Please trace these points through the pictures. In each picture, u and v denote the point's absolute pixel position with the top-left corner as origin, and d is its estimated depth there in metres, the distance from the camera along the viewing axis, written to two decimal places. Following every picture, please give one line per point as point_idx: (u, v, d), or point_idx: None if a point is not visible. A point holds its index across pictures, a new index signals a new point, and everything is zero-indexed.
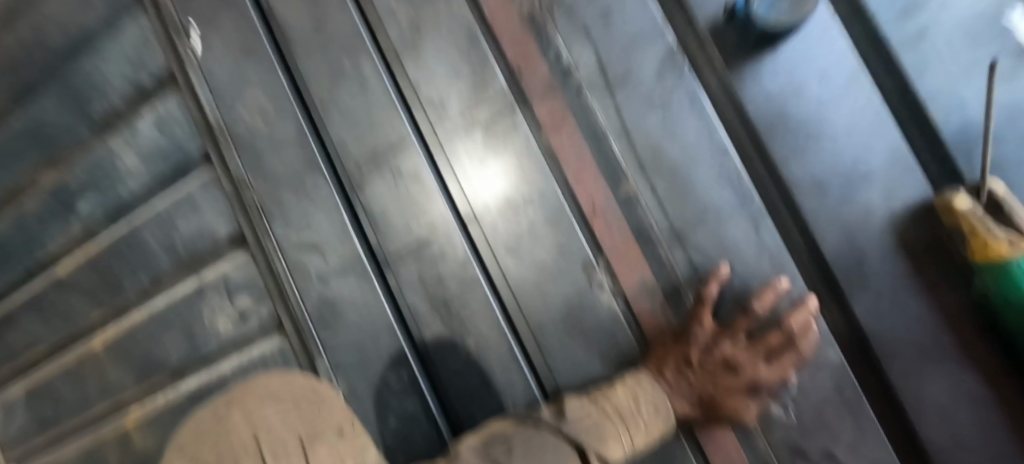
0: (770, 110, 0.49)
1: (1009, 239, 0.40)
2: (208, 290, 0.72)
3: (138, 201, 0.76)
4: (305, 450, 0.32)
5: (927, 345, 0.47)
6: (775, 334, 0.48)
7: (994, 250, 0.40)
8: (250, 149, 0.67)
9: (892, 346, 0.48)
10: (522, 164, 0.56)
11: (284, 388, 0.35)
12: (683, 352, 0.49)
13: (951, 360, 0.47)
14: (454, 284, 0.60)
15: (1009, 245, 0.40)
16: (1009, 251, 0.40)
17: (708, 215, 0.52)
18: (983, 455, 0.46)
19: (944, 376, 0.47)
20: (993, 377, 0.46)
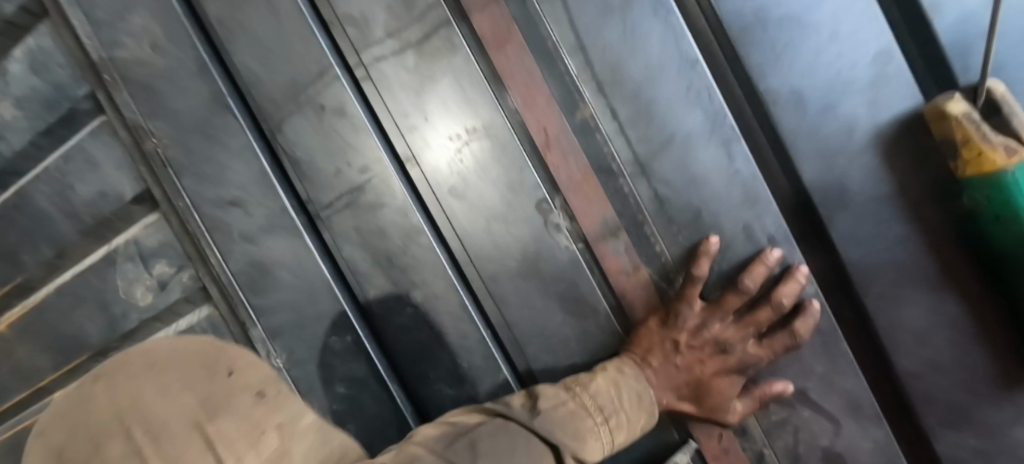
0: (743, 12, 0.42)
1: (1006, 147, 0.35)
2: (119, 258, 0.64)
3: (25, 159, 0.65)
4: (207, 420, 0.29)
5: (906, 269, 0.44)
6: (764, 311, 0.45)
7: (989, 162, 0.36)
8: (147, 91, 0.57)
9: (868, 271, 0.45)
10: (463, 91, 0.48)
11: (170, 353, 0.31)
12: (672, 335, 0.47)
13: (930, 283, 0.44)
14: (396, 234, 0.53)
15: (1006, 154, 0.35)
16: (1005, 161, 0.35)
17: (675, 140, 0.45)
18: (959, 379, 0.44)
19: (922, 299, 0.44)
20: (975, 299, 0.43)
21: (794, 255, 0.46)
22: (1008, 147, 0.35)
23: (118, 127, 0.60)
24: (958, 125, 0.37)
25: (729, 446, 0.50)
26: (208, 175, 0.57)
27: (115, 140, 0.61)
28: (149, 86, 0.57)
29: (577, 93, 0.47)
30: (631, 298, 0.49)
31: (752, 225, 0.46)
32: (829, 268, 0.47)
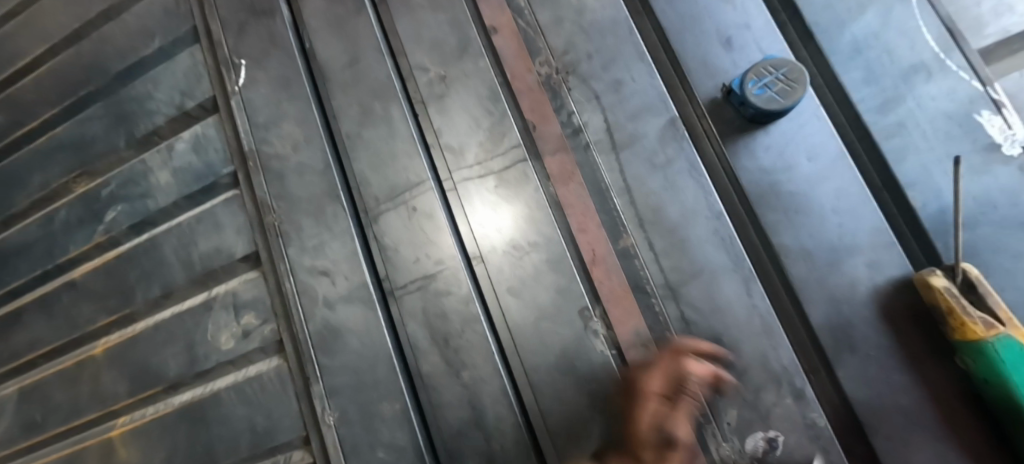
0: (760, 181, 0.54)
1: (985, 321, 0.42)
2: (216, 305, 0.75)
3: (164, 215, 0.81)
4: None
5: (917, 416, 0.48)
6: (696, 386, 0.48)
7: (972, 332, 0.43)
8: (278, 178, 0.73)
9: (879, 414, 0.48)
10: (529, 211, 0.60)
11: None
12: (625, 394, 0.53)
13: (940, 433, 0.47)
14: (455, 319, 0.62)
15: (985, 327, 0.42)
16: (984, 332, 0.42)
17: (702, 273, 0.54)
18: None
19: (936, 450, 0.47)
20: (988, 455, 0.45)
21: (805, 387, 0.51)
22: (986, 322, 0.42)
23: (247, 201, 0.75)
24: (942, 296, 0.45)
25: None
26: (309, 248, 0.69)
27: (242, 211, 0.75)
28: (280, 174, 0.73)
29: (622, 225, 0.58)
30: None
31: (768, 354, 0.52)
32: (842, 410, 0.50)
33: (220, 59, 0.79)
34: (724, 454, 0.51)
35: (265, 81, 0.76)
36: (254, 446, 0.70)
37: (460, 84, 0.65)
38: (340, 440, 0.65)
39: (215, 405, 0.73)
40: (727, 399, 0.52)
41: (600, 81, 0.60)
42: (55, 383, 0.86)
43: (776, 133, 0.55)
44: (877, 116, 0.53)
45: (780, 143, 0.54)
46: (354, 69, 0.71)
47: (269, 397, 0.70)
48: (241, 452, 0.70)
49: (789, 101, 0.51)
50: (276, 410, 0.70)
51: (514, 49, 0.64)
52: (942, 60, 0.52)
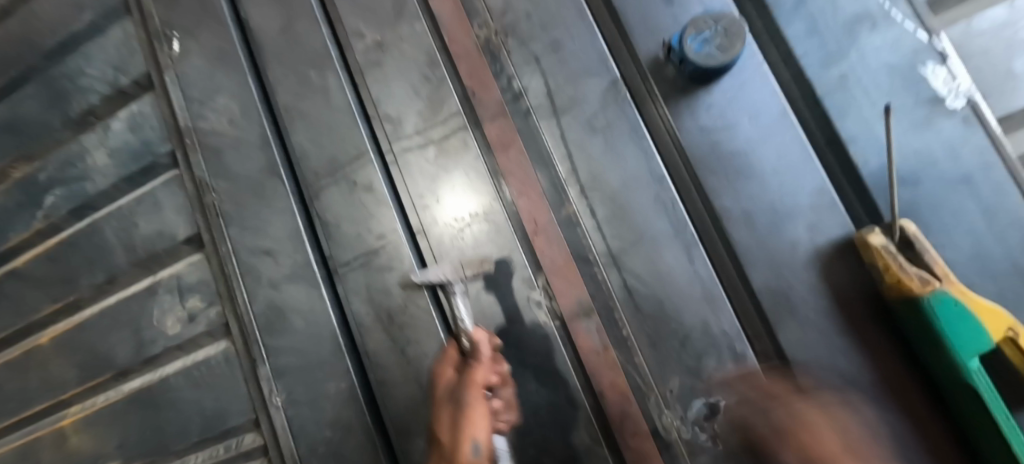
0: (701, 142, 0.52)
1: (921, 277, 0.41)
2: (161, 289, 0.73)
3: (103, 198, 0.78)
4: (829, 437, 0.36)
5: (854, 376, 0.47)
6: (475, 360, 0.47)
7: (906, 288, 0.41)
8: (216, 155, 0.70)
9: (817, 376, 0.48)
10: (470, 182, 0.58)
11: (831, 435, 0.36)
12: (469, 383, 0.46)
13: (877, 393, 0.46)
14: (400, 295, 0.60)
15: (920, 283, 0.41)
16: (921, 287, 0.41)
17: (643, 239, 0.53)
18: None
19: (872, 409, 0.46)
20: (920, 414, 0.45)
21: (746, 350, 0.51)
22: (921, 278, 0.41)
23: (186, 180, 0.72)
24: (878, 254, 0.44)
25: None
26: (250, 227, 0.67)
27: (181, 191, 0.72)
28: (218, 151, 0.70)
29: (564, 192, 0.56)
30: (598, 374, 0.53)
31: (709, 320, 0.51)
32: None
33: (152, 32, 0.75)
34: (668, 421, 0.51)
35: (199, 54, 0.72)
36: (205, 430, 0.69)
37: (397, 50, 0.62)
38: (289, 421, 0.64)
39: (164, 391, 0.71)
40: (669, 365, 0.52)
41: (540, 43, 0.58)
42: (5, 374, 0.83)
43: (718, 92, 0.53)
44: (820, 71, 0.51)
45: (722, 103, 0.53)
46: (289, 37, 0.67)
47: (217, 380, 0.69)
48: (192, 436, 0.69)
49: (727, 58, 0.49)
50: (225, 394, 0.68)
51: (452, 12, 0.61)
52: (886, 10, 0.50)
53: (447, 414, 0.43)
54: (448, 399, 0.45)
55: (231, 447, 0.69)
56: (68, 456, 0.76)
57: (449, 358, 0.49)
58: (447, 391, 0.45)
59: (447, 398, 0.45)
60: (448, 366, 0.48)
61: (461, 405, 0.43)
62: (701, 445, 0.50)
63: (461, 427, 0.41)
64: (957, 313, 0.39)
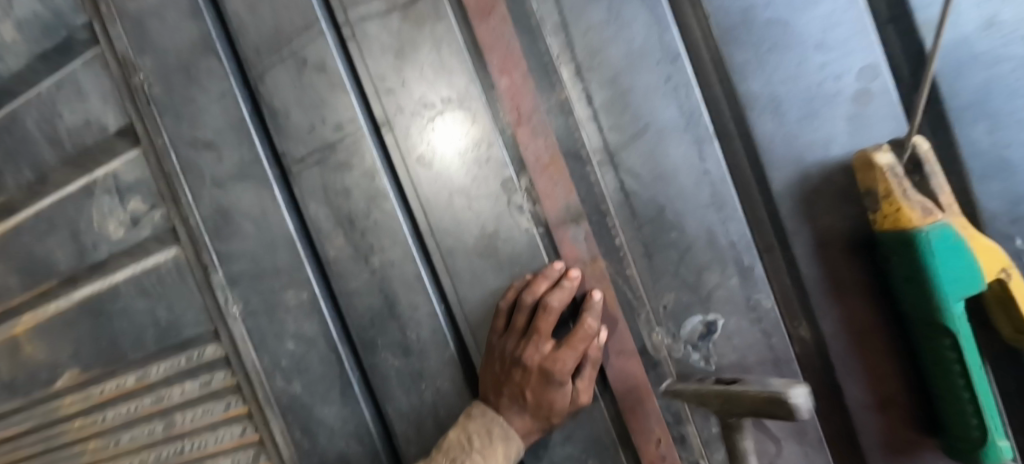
0: (729, 9, 0.41)
1: (924, 208, 0.36)
2: (97, 189, 0.64)
3: (20, 82, 0.66)
4: (851, 326, 0.43)
5: (852, 306, 0.43)
6: (576, 347, 0.45)
7: (904, 219, 0.37)
8: (141, 28, 0.58)
9: (820, 303, 0.43)
10: (440, 60, 0.48)
11: (852, 321, 0.43)
12: (543, 370, 0.45)
13: (877, 318, 0.42)
14: (361, 196, 0.52)
15: (922, 215, 0.36)
16: (917, 221, 0.36)
17: (646, 132, 0.44)
18: (873, 393, 0.43)
19: (866, 340, 0.43)
20: (895, 337, 0.42)
21: (754, 264, 0.44)
22: (925, 208, 0.36)
23: (109, 60, 0.60)
24: (882, 177, 0.37)
25: (666, 454, 0.47)
26: (186, 117, 0.57)
27: (106, 73, 0.61)
28: (143, 23, 0.58)
29: (556, 74, 0.46)
30: (583, 284, 0.48)
31: (715, 230, 0.44)
32: (791, 289, 0.45)
33: None
34: (657, 339, 0.47)
35: None
36: (162, 341, 0.64)
37: None
38: (248, 332, 0.59)
39: (116, 299, 0.66)
40: (664, 280, 0.46)
41: None
42: None
43: None
44: None
45: None
46: None
47: (171, 289, 0.63)
48: (149, 347, 0.65)
49: None
50: (179, 303, 0.63)
51: None
52: None
53: (529, 408, 0.47)
54: (534, 385, 0.46)
55: (193, 358, 0.64)
56: (25, 364, 0.72)
57: (571, 349, 0.45)
58: (545, 378, 0.45)
59: (547, 395, 0.46)
60: (565, 358, 0.45)
61: (550, 413, 0.47)
62: (691, 364, 0.47)
63: (547, 421, 0.47)
64: (952, 247, 0.36)
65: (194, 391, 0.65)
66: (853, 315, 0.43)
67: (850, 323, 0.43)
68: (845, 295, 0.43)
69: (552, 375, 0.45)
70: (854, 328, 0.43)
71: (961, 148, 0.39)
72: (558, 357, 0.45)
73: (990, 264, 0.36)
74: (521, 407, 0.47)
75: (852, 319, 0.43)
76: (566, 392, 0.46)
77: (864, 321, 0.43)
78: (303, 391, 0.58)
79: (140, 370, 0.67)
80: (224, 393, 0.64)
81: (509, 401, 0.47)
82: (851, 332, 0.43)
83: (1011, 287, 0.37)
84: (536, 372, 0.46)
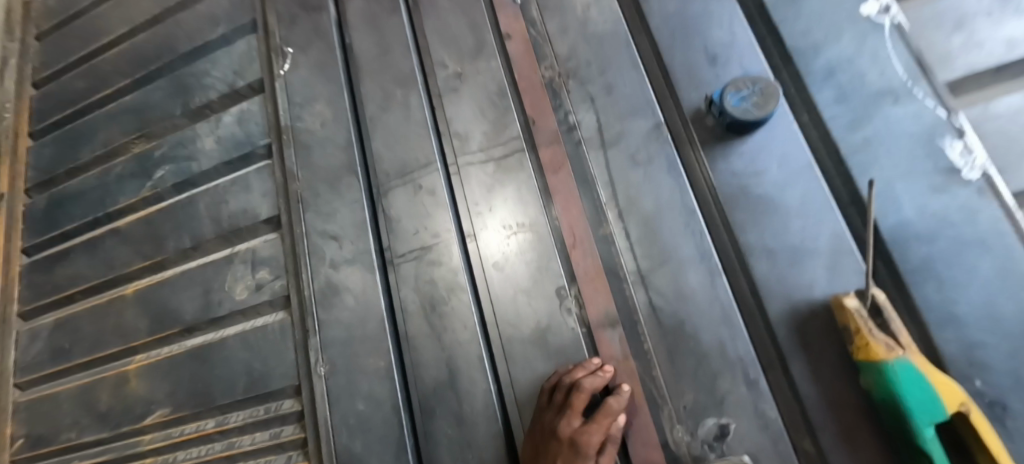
0: (730, 184, 0.59)
1: (887, 344, 0.46)
2: (236, 260, 0.83)
3: (204, 176, 0.90)
4: (853, 447, 0.49)
5: (853, 429, 0.49)
6: (603, 423, 0.53)
7: (873, 352, 0.47)
8: (306, 151, 0.82)
9: (821, 420, 0.51)
10: (520, 195, 0.67)
11: (853, 442, 0.49)
12: (572, 442, 0.52)
13: (877, 444, 0.48)
14: (444, 287, 0.68)
15: (886, 349, 0.46)
16: (884, 354, 0.46)
17: (669, 262, 0.59)
18: None
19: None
20: None
21: (758, 377, 0.54)
22: (888, 345, 0.46)
23: (277, 170, 0.84)
24: (851, 316, 0.49)
25: None
26: (323, 214, 0.77)
27: (271, 178, 0.84)
28: (308, 148, 0.82)
29: (603, 213, 0.63)
30: (617, 380, 0.58)
31: (725, 344, 0.56)
32: (793, 404, 0.53)
33: (271, 48, 0.89)
34: (678, 435, 0.55)
35: (306, 69, 0.86)
36: (250, 390, 0.76)
37: (471, 80, 0.73)
38: (327, 389, 0.71)
39: (222, 349, 0.80)
40: (684, 383, 0.56)
41: (594, 87, 0.67)
42: (87, 317, 0.94)
43: (750, 141, 0.60)
44: (845, 133, 0.57)
45: (753, 153, 0.59)
46: (385, 62, 0.80)
47: (271, 345, 0.77)
48: (237, 394, 0.77)
49: (761, 110, 0.56)
50: (274, 358, 0.76)
51: (522, 54, 0.72)
52: (908, 88, 0.57)
53: None
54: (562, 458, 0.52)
55: (270, 409, 0.75)
56: (125, 398, 0.85)
57: (598, 425, 0.53)
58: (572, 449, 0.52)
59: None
60: (592, 432, 0.52)
61: None
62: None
63: None
64: (916, 377, 0.44)
65: (263, 441, 0.74)
66: (853, 437, 0.49)
67: (852, 445, 0.49)
68: (844, 417, 0.50)
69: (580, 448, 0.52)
70: (857, 451, 0.49)
71: (919, 302, 0.51)
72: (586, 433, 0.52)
73: (954, 398, 0.43)
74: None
75: (853, 442, 0.49)
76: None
77: (864, 445, 0.49)
78: (363, 449, 0.66)
79: (221, 416, 0.78)
80: (288, 446, 0.73)
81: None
82: (854, 454, 0.49)
83: (974, 422, 0.43)
84: (566, 446, 0.52)
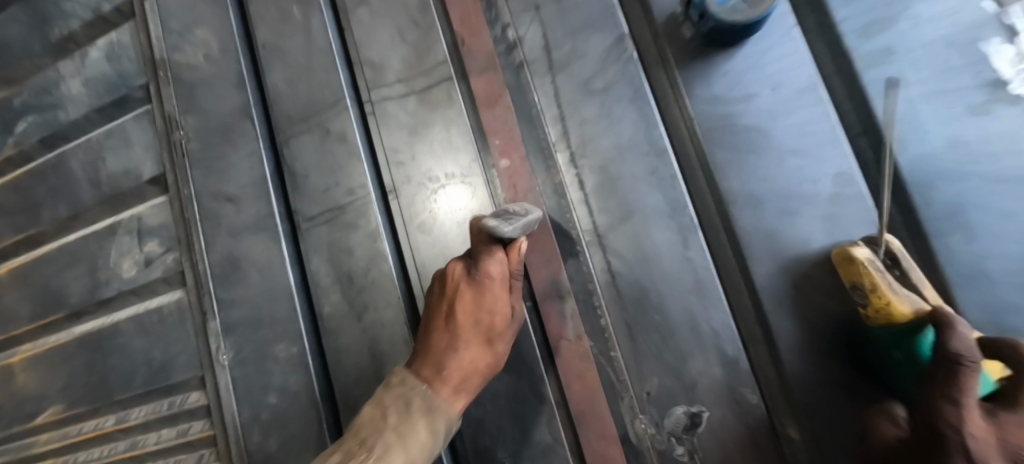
0: (711, 115, 0.46)
1: (911, 303, 0.35)
2: (121, 230, 0.68)
3: (74, 129, 0.73)
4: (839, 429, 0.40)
5: (841, 407, 0.40)
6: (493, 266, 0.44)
7: (895, 314, 0.35)
8: (189, 92, 0.65)
9: (806, 399, 0.41)
10: (449, 138, 0.53)
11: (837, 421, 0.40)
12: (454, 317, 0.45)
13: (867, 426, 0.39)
14: (362, 257, 0.55)
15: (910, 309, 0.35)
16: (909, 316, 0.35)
17: (633, 217, 0.47)
18: None
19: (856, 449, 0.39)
20: None
21: (738, 355, 0.44)
22: (914, 303, 0.35)
23: (157, 116, 0.67)
24: (864, 271, 0.37)
25: None
26: (215, 171, 0.62)
27: (152, 127, 0.68)
28: (192, 87, 0.65)
29: (551, 159, 0.50)
30: (567, 364, 0.47)
31: (697, 317, 0.45)
32: (778, 385, 0.43)
33: None
34: (640, 427, 0.45)
35: None
36: (150, 383, 0.64)
37: None
38: (234, 380, 0.59)
39: (114, 336, 0.67)
40: (650, 364, 0.46)
41: None
42: None
43: (738, 55, 0.46)
44: (859, 42, 0.43)
45: (739, 72, 0.46)
46: None
47: (170, 330, 0.64)
48: (135, 388, 0.65)
49: (756, 9, 0.41)
50: (173, 345, 0.64)
51: None
52: None
53: (478, 349, 0.45)
54: (479, 324, 0.45)
55: (174, 405, 0.64)
56: (13, 395, 0.73)
57: (498, 262, 0.44)
58: (480, 312, 0.44)
59: (477, 323, 0.45)
60: (493, 275, 0.44)
61: (493, 339, 0.45)
62: (674, 457, 0.44)
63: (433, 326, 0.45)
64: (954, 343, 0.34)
65: (169, 440, 0.64)
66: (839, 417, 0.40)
67: (838, 425, 0.40)
68: (833, 393, 0.41)
69: (484, 298, 0.44)
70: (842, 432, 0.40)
71: (938, 256, 0.40)
72: (487, 283, 0.44)
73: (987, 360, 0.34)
74: (453, 375, 0.43)
75: (839, 423, 0.40)
76: (506, 309, 0.45)
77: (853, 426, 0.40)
78: (277, 449, 0.56)
79: (119, 413, 0.67)
80: (198, 444, 0.63)
81: (434, 361, 0.44)
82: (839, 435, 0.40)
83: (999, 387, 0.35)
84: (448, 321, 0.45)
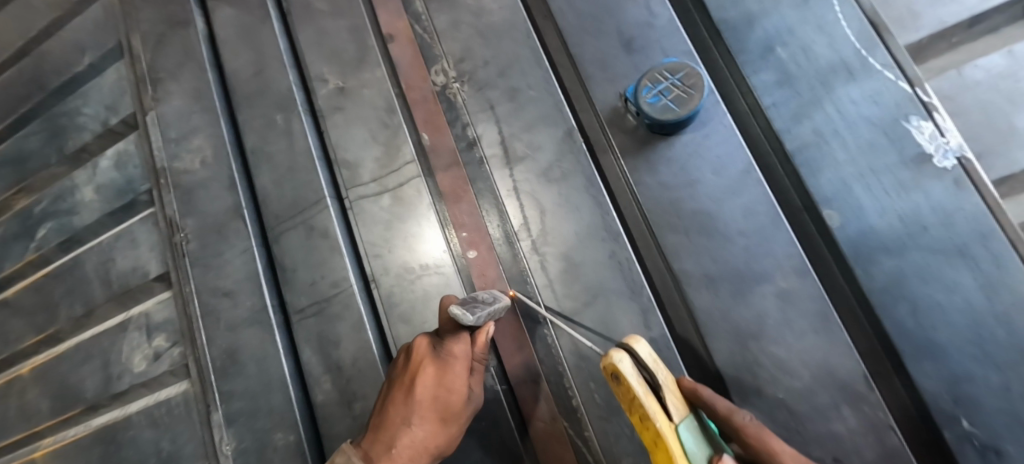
0: (659, 200, 0.49)
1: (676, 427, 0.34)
2: (132, 326, 0.73)
3: (88, 232, 0.79)
4: None
5: None
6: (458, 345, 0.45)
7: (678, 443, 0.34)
8: (186, 195, 0.70)
9: None
10: (421, 231, 0.56)
11: None
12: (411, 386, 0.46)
13: None
14: (349, 347, 0.58)
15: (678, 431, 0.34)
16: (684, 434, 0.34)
17: (596, 300, 0.49)
18: None
19: None
20: None
21: None
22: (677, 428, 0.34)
23: (160, 219, 0.72)
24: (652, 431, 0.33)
25: None
26: (212, 268, 0.67)
27: (156, 229, 0.73)
28: (189, 191, 0.70)
29: (516, 247, 0.53)
30: (544, 447, 0.48)
31: None
32: None
33: (138, 75, 0.76)
34: None
35: (178, 97, 0.73)
36: None
37: (357, 95, 0.62)
38: None
39: (125, 428, 0.71)
40: (622, 444, 0.47)
41: (495, 90, 0.56)
42: None
43: (680, 143, 0.49)
44: (790, 125, 0.46)
45: (681, 159, 0.49)
46: (261, 80, 0.67)
47: (177, 421, 0.68)
48: None
49: (684, 108, 0.45)
50: (181, 435, 0.67)
51: (410, 58, 0.60)
52: (863, 58, 0.45)
53: (432, 427, 0.45)
54: (438, 400, 0.45)
55: None
56: None
57: (465, 341, 0.45)
58: (439, 391, 0.45)
59: (439, 401, 0.45)
60: (459, 354, 0.45)
61: (449, 419, 0.45)
62: None
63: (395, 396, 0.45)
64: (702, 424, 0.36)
65: None
66: None
67: None
68: None
69: (449, 376, 0.44)
70: None
71: (889, 329, 0.41)
72: (451, 362, 0.44)
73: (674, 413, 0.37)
74: (403, 453, 0.43)
75: None
76: (465, 389, 0.45)
77: None
78: None
79: None
80: None
81: (387, 437, 0.44)
82: None
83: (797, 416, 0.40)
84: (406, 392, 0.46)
